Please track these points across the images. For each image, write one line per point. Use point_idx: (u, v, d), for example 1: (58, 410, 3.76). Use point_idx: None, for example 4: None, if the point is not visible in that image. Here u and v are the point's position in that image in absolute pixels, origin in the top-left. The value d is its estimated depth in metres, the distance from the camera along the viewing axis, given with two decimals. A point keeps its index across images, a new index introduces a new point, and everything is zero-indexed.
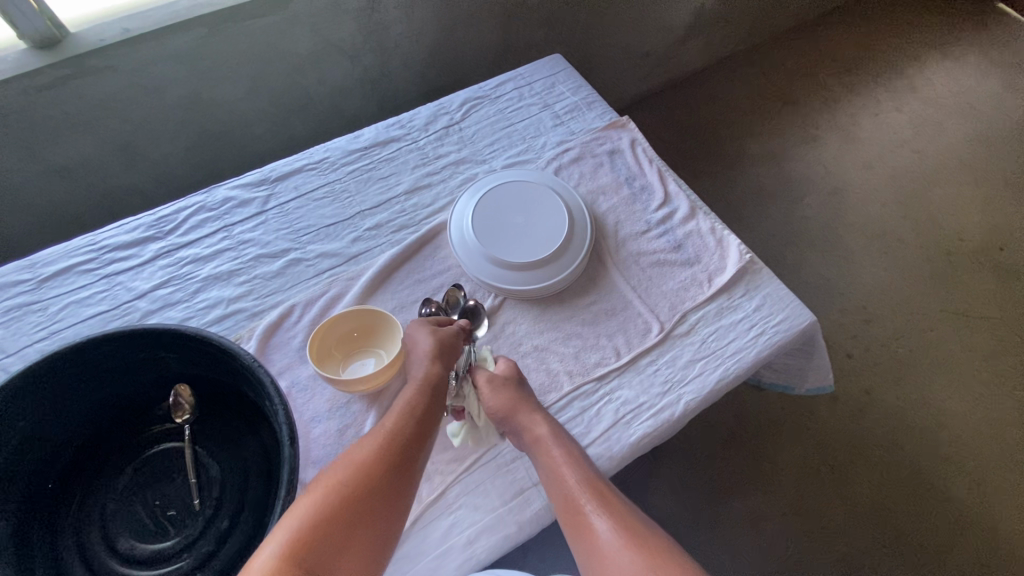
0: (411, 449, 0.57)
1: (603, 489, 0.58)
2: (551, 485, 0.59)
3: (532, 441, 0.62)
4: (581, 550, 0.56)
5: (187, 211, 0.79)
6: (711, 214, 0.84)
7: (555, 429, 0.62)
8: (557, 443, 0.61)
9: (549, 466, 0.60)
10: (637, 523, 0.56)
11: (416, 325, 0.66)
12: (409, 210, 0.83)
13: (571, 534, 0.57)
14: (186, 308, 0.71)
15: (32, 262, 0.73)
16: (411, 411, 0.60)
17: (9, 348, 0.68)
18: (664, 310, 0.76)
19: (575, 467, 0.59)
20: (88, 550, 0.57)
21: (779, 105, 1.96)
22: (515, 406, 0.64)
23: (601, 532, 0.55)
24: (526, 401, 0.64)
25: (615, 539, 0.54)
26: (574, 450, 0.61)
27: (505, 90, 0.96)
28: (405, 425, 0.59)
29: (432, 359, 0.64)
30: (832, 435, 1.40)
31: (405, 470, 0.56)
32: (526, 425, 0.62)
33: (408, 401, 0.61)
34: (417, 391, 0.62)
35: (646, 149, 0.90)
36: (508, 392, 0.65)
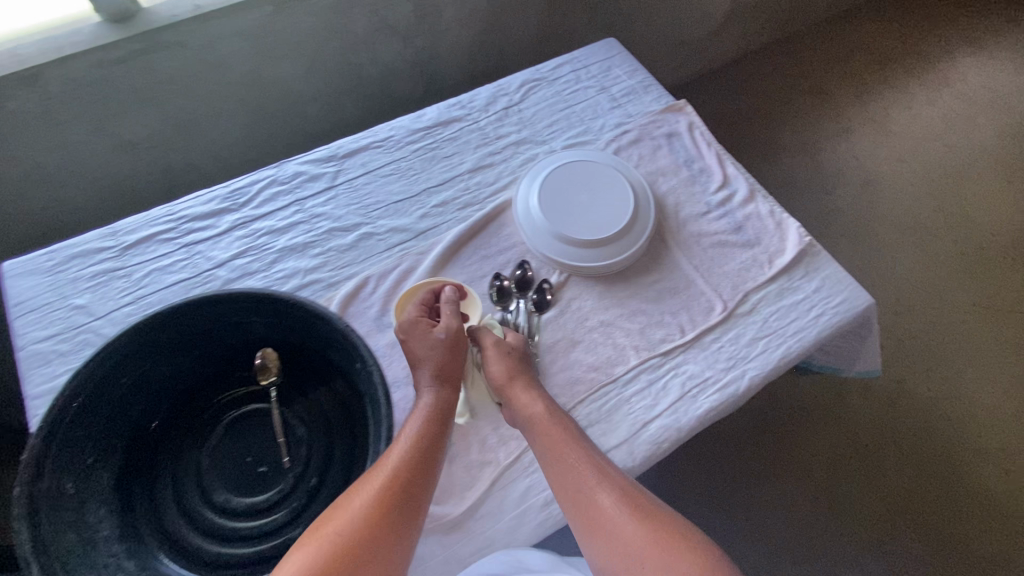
0: (422, 483, 0.55)
1: (602, 459, 0.59)
2: (549, 464, 0.59)
3: (527, 419, 0.62)
4: (580, 521, 0.56)
5: (260, 184, 0.81)
6: (770, 198, 0.85)
7: (549, 406, 0.62)
8: (552, 418, 0.61)
9: (547, 444, 0.60)
10: (634, 490, 0.57)
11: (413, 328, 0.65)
12: (473, 188, 0.84)
13: (569, 508, 0.57)
14: (265, 278, 0.74)
15: (114, 230, 0.76)
16: (419, 441, 0.57)
17: (98, 311, 0.70)
18: (727, 290, 0.77)
19: (571, 441, 0.60)
20: (186, 502, 0.60)
21: (811, 96, 1.96)
22: (511, 379, 0.64)
23: (600, 499, 0.55)
24: (520, 373, 0.65)
25: (615, 507, 0.55)
26: (571, 428, 0.61)
27: (561, 72, 0.97)
28: (414, 453, 0.56)
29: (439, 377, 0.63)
30: (863, 424, 1.41)
31: (416, 506, 0.53)
32: (521, 403, 0.63)
33: (415, 428, 0.58)
34: (425, 417, 0.59)
35: (704, 133, 0.91)
36: (509, 362, 0.66)
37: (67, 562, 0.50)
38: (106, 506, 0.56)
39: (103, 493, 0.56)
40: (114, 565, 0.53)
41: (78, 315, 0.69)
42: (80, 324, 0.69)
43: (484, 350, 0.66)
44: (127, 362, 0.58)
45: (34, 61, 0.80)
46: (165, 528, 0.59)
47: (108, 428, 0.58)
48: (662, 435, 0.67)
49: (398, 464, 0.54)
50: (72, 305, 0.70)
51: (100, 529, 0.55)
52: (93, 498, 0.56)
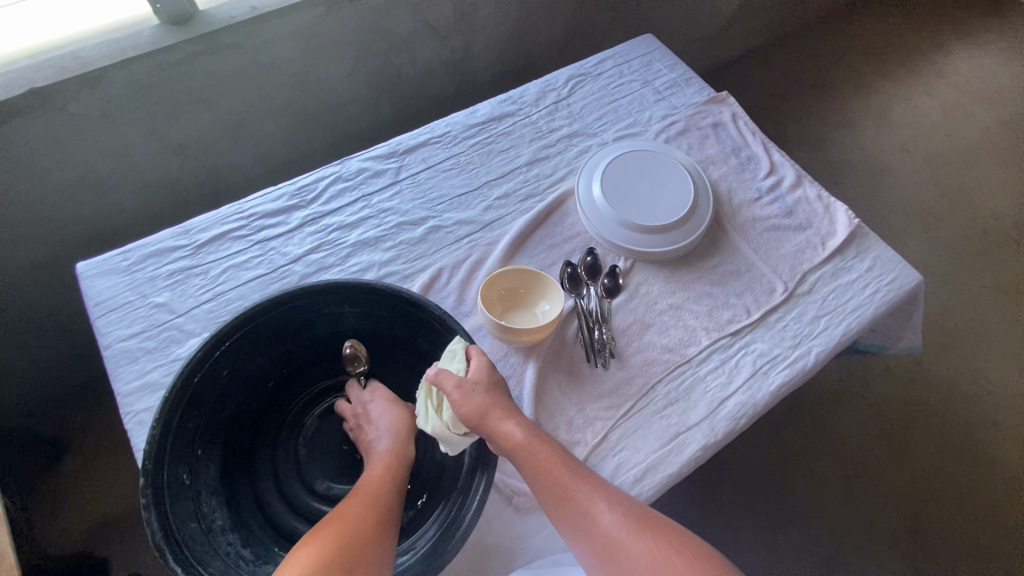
0: (397, 508, 0.56)
1: (592, 477, 0.58)
2: (542, 490, 0.56)
3: (509, 447, 0.57)
4: (583, 546, 0.54)
5: (326, 180, 0.82)
6: (817, 182, 0.89)
7: (528, 431, 0.58)
8: (538, 443, 0.58)
9: (538, 472, 0.56)
10: (632, 503, 0.57)
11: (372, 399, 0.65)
12: (532, 180, 0.86)
13: (570, 533, 0.55)
14: (341, 271, 0.75)
15: (186, 229, 0.76)
16: (391, 471, 0.59)
17: (180, 308, 0.70)
18: (786, 271, 0.80)
19: (563, 466, 0.57)
20: (289, 492, 0.62)
21: (816, 90, 2.01)
22: (485, 409, 0.58)
23: (604, 521, 0.54)
24: (494, 402, 0.59)
25: (619, 525, 0.54)
26: (556, 450, 0.58)
27: (605, 67, 1.00)
28: (386, 481, 0.57)
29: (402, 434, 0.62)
30: (888, 405, 1.45)
31: (394, 524, 0.54)
32: (499, 432, 0.57)
33: (385, 460, 0.60)
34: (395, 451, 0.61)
35: (747, 122, 0.95)
36: (479, 396, 0.58)
37: (195, 551, 0.50)
38: (216, 496, 0.56)
39: (213, 485, 0.57)
40: (234, 553, 0.53)
41: (160, 313, 0.70)
42: (164, 321, 0.69)
43: (446, 392, 0.58)
44: (231, 353, 0.58)
45: (98, 63, 0.80)
46: (271, 517, 0.60)
47: (213, 419, 0.58)
48: (739, 411, 0.70)
49: (376, 488, 0.56)
50: (154, 303, 0.70)
51: (215, 520, 0.55)
52: (205, 489, 0.56)
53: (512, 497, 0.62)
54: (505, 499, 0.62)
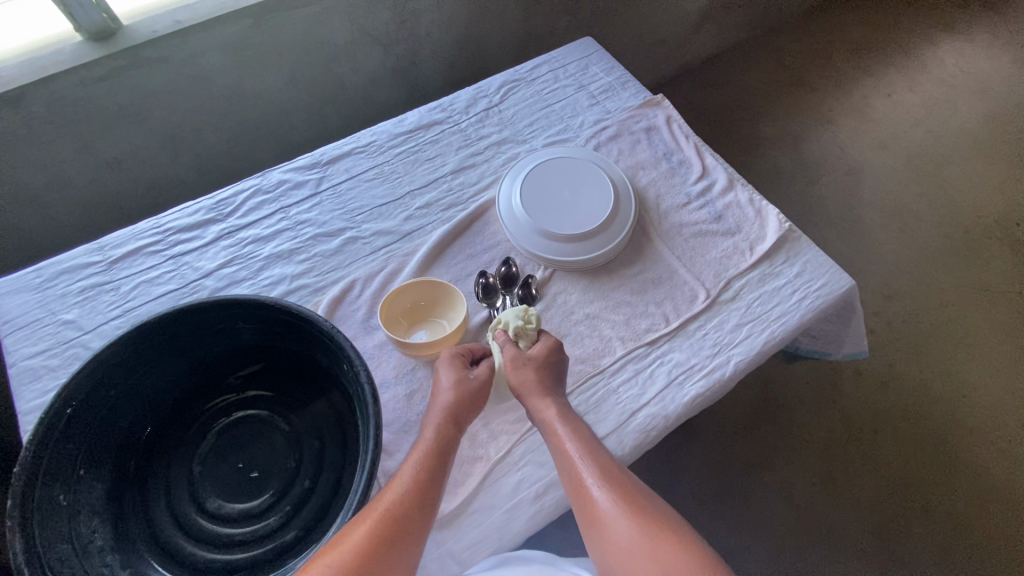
0: (426, 505, 0.55)
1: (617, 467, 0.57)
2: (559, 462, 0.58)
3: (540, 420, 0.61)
4: (592, 535, 0.54)
5: (244, 194, 0.82)
6: (749, 186, 0.86)
7: (563, 409, 0.61)
8: (565, 424, 0.60)
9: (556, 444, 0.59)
10: (647, 502, 0.54)
11: (449, 362, 0.63)
12: (456, 188, 0.85)
13: (583, 519, 0.55)
14: (252, 285, 0.75)
15: (101, 245, 0.76)
16: (423, 478, 0.56)
17: (87, 325, 0.70)
18: (709, 278, 0.78)
19: (587, 450, 0.58)
20: (179, 510, 0.61)
21: (793, 88, 1.98)
22: (529, 384, 0.62)
23: (611, 511, 0.53)
24: (539, 378, 0.63)
25: (626, 517, 0.52)
26: (583, 430, 0.60)
27: (540, 72, 0.99)
28: (414, 491, 0.55)
29: (449, 420, 0.60)
30: (860, 410, 1.41)
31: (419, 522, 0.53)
32: (535, 406, 0.62)
33: (416, 465, 0.57)
34: (429, 452, 0.58)
35: (682, 126, 0.93)
36: (530, 370, 0.63)
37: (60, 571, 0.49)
38: (98, 517, 0.56)
39: (97, 503, 0.56)
40: None
41: (67, 330, 0.70)
42: (68, 339, 0.69)
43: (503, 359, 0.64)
44: (119, 371, 0.58)
45: (18, 82, 0.84)
46: (157, 537, 0.59)
47: (101, 437, 0.58)
48: (650, 424, 0.67)
49: (398, 500, 0.53)
50: (61, 320, 0.70)
51: (93, 540, 0.54)
52: (87, 508, 0.55)
53: None
54: None
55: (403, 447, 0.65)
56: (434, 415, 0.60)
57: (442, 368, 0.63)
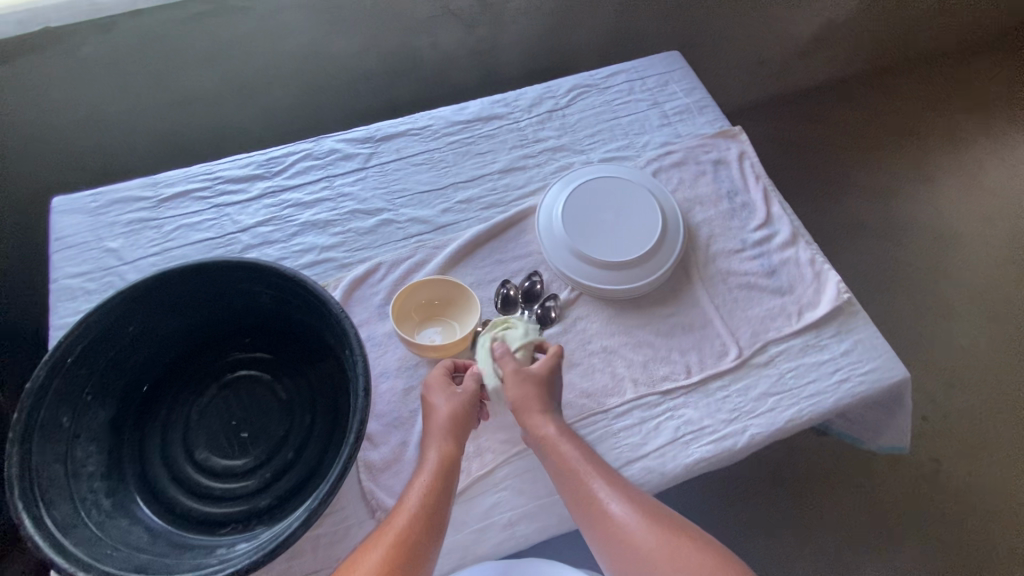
0: (438, 529, 0.54)
1: (615, 473, 0.60)
2: (562, 480, 0.59)
3: (538, 438, 0.61)
4: (597, 540, 0.56)
5: (295, 156, 0.83)
6: (813, 244, 0.79)
7: (562, 427, 0.61)
8: (563, 439, 0.60)
9: (558, 460, 0.59)
10: (652, 504, 0.57)
11: (432, 384, 0.62)
12: (500, 188, 0.83)
13: (584, 524, 0.57)
14: (282, 249, 0.75)
15: (155, 182, 0.79)
16: (429, 499, 0.55)
17: (127, 257, 0.74)
18: (745, 335, 0.73)
19: (582, 460, 0.59)
20: (170, 453, 0.63)
21: (896, 134, 1.81)
22: (530, 401, 0.61)
23: (622, 520, 0.55)
24: (538, 391, 0.62)
25: (638, 521, 0.55)
26: (582, 447, 0.60)
27: (615, 81, 0.94)
28: (423, 512, 0.54)
29: (447, 436, 0.59)
30: (894, 501, 1.27)
31: (431, 545, 0.53)
32: (531, 425, 0.61)
33: (422, 486, 0.56)
34: (435, 471, 0.57)
35: (754, 165, 0.86)
36: (530, 383, 0.62)
37: (47, 490, 0.52)
38: (95, 443, 0.59)
39: (97, 430, 0.59)
40: (90, 501, 0.55)
41: (109, 258, 0.73)
42: (107, 267, 0.73)
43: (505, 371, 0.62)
44: (137, 311, 0.60)
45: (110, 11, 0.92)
46: (145, 474, 0.61)
47: (112, 369, 0.61)
48: (642, 477, 0.64)
49: (409, 522, 0.53)
50: (106, 247, 0.74)
51: (86, 464, 0.57)
52: (87, 433, 0.58)
53: (374, 511, 0.60)
54: (370, 511, 0.60)
55: (389, 441, 0.64)
56: (435, 435, 0.59)
57: (430, 389, 0.62)
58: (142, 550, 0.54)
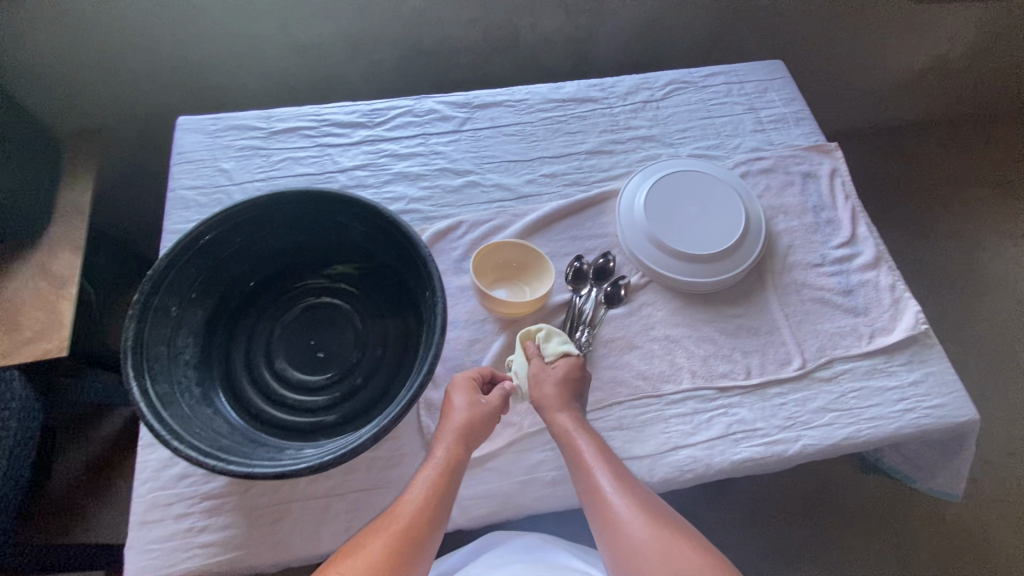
0: (435, 530, 0.54)
1: (628, 474, 0.59)
2: (577, 475, 0.58)
3: (558, 432, 0.61)
4: (604, 539, 0.55)
5: (397, 110, 0.88)
6: (895, 271, 0.77)
7: (581, 422, 0.61)
8: (582, 434, 0.60)
9: (574, 455, 0.59)
10: (660, 509, 0.56)
11: (459, 383, 0.62)
12: (585, 168, 0.85)
13: (594, 525, 0.56)
14: (374, 193, 0.80)
15: (269, 116, 0.86)
16: (433, 496, 0.55)
17: (236, 179, 0.80)
18: (811, 348, 0.72)
19: (598, 455, 0.58)
20: (253, 360, 0.68)
21: (993, 183, 1.71)
22: (551, 396, 0.62)
23: (630, 520, 0.54)
24: (557, 393, 0.62)
25: (644, 525, 0.54)
26: (602, 444, 0.60)
27: (714, 81, 0.94)
28: (422, 509, 0.54)
29: (457, 436, 0.59)
30: (925, 559, 1.21)
31: (427, 544, 0.53)
32: (553, 418, 0.61)
33: (425, 484, 0.56)
34: (441, 469, 0.57)
35: (846, 183, 0.84)
36: (551, 383, 0.63)
37: (152, 366, 0.58)
38: (193, 336, 0.65)
39: (196, 325, 0.65)
40: (183, 384, 0.61)
41: (220, 177, 0.80)
42: (218, 184, 0.79)
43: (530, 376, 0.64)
44: (246, 224, 0.66)
45: None
46: (229, 374, 0.67)
47: (216, 273, 0.67)
48: (687, 465, 0.65)
49: (410, 518, 0.53)
50: (219, 167, 0.81)
51: (184, 352, 0.63)
52: (188, 326, 0.64)
53: (428, 444, 0.64)
54: (425, 444, 0.64)
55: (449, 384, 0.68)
56: (445, 436, 0.59)
57: (455, 390, 0.62)
58: (223, 436, 0.59)
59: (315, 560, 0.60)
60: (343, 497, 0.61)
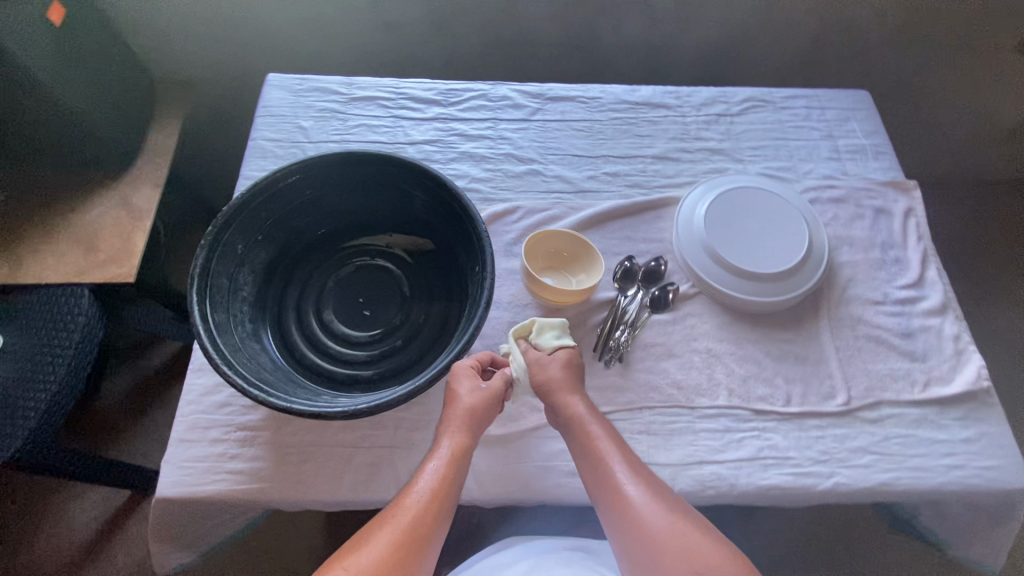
0: (442, 521, 0.55)
1: (636, 460, 0.59)
2: (585, 460, 0.59)
3: (567, 415, 0.61)
4: (616, 526, 0.55)
5: (472, 93, 0.90)
6: (962, 321, 0.73)
7: (591, 408, 0.62)
8: (595, 420, 0.60)
9: (582, 439, 0.59)
10: (675, 499, 0.56)
11: (461, 372, 0.64)
12: (648, 172, 0.84)
13: (605, 512, 0.56)
14: (439, 168, 0.82)
15: (351, 83, 0.89)
16: (439, 486, 0.56)
17: (312, 137, 0.83)
18: (858, 386, 0.69)
19: (609, 441, 0.59)
20: (303, 307, 0.71)
21: None
22: (563, 382, 0.63)
23: (646, 505, 0.55)
24: (566, 378, 0.63)
25: (655, 512, 0.54)
26: (610, 430, 0.60)
27: (794, 103, 0.92)
28: (428, 499, 0.55)
29: (464, 426, 0.60)
30: None
31: (435, 535, 0.54)
32: (564, 402, 0.62)
33: (432, 475, 0.57)
34: (448, 460, 0.58)
35: (920, 224, 0.81)
36: (557, 370, 0.64)
37: (214, 295, 0.61)
38: (253, 275, 0.68)
39: (257, 266, 0.69)
40: (238, 318, 0.64)
41: (299, 133, 0.84)
42: (295, 140, 0.83)
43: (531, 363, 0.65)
44: (318, 177, 0.69)
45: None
46: (279, 316, 0.70)
47: (283, 220, 0.70)
48: (711, 481, 0.63)
49: (414, 509, 0.54)
50: (298, 124, 0.85)
51: (242, 289, 0.66)
52: (250, 265, 0.68)
53: None
54: None
55: None
56: (454, 427, 0.60)
57: (456, 380, 0.63)
58: (267, 372, 0.62)
59: (334, 505, 0.62)
60: (369, 450, 0.63)
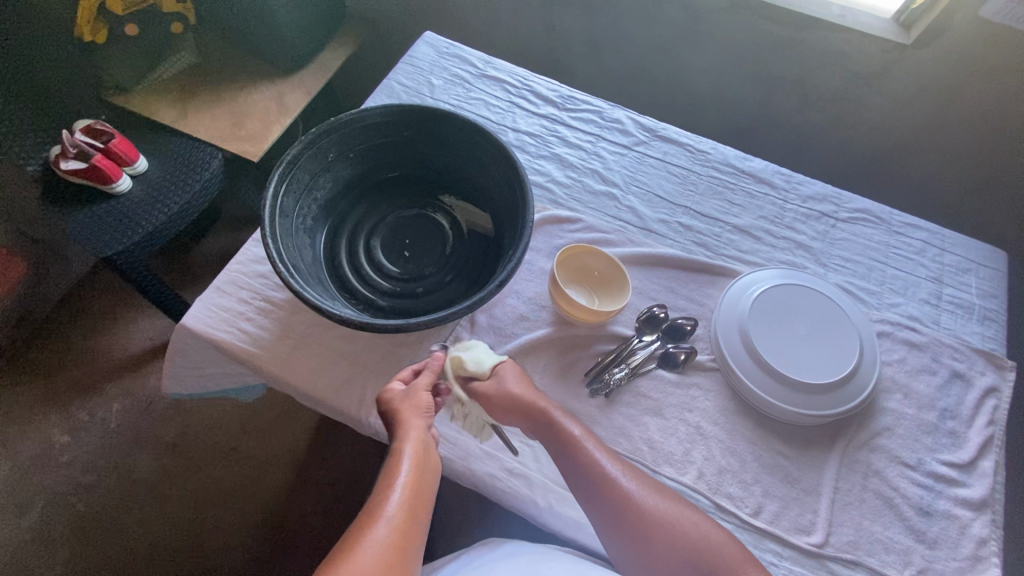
0: (425, 509, 0.56)
1: (619, 455, 0.62)
2: (568, 459, 0.60)
3: (546, 415, 0.61)
4: (611, 519, 0.58)
5: (589, 108, 0.93)
6: (997, 526, 0.64)
7: (562, 410, 0.63)
8: (570, 420, 0.62)
9: (565, 438, 0.60)
10: (647, 478, 0.61)
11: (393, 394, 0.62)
12: (721, 239, 0.82)
13: (595, 506, 0.58)
14: (526, 159, 0.86)
15: (489, 62, 0.97)
16: (415, 483, 0.55)
17: (434, 93, 0.92)
18: (842, 536, 0.62)
19: (591, 440, 0.61)
20: (357, 227, 0.79)
21: None
22: (526, 389, 0.63)
23: (637, 495, 0.58)
24: (523, 392, 0.63)
25: (649, 498, 0.59)
26: (587, 430, 0.62)
27: (910, 233, 0.84)
28: (411, 497, 0.55)
29: (423, 414, 0.60)
30: None
31: (423, 524, 0.55)
32: (542, 406, 0.62)
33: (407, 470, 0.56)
34: (419, 452, 0.57)
35: (998, 409, 0.71)
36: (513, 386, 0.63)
37: (292, 184, 0.70)
38: (331, 184, 0.76)
39: (339, 178, 0.77)
40: (302, 211, 0.72)
41: (425, 86, 0.92)
42: (420, 91, 0.92)
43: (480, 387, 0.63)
44: (418, 123, 0.76)
45: None
46: (336, 227, 0.78)
47: (375, 149, 0.78)
48: None
49: (405, 504, 0.54)
50: (428, 79, 0.93)
51: (318, 191, 0.75)
52: (333, 175, 0.76)
53: None
54: None
55: (481, 337, 0.71)
56: (417, 416, 0.59)
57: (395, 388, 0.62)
58: (303, 262, 0.69)
59: (303, 394, 0.69)
60: (348, 365, 0.69)
